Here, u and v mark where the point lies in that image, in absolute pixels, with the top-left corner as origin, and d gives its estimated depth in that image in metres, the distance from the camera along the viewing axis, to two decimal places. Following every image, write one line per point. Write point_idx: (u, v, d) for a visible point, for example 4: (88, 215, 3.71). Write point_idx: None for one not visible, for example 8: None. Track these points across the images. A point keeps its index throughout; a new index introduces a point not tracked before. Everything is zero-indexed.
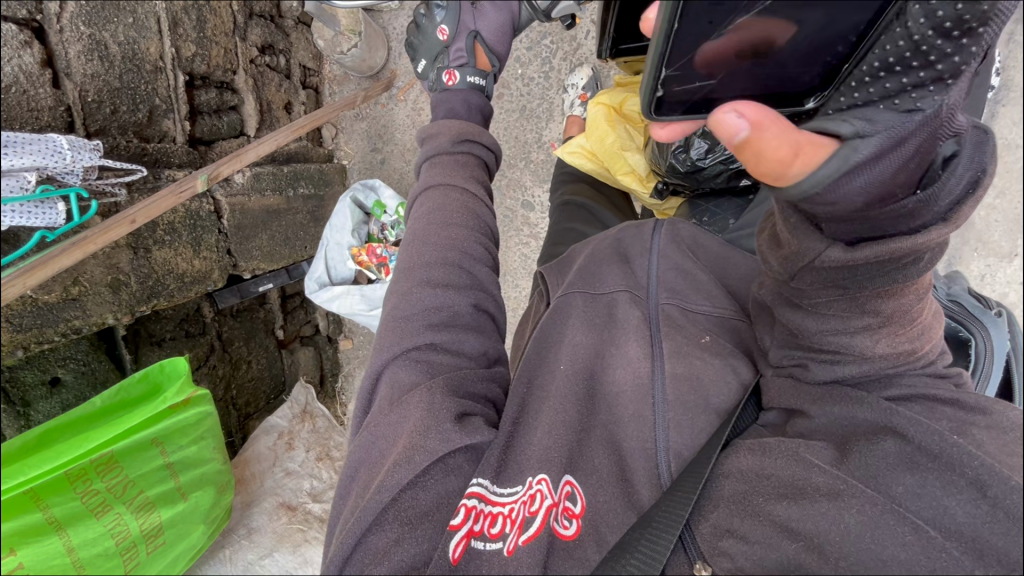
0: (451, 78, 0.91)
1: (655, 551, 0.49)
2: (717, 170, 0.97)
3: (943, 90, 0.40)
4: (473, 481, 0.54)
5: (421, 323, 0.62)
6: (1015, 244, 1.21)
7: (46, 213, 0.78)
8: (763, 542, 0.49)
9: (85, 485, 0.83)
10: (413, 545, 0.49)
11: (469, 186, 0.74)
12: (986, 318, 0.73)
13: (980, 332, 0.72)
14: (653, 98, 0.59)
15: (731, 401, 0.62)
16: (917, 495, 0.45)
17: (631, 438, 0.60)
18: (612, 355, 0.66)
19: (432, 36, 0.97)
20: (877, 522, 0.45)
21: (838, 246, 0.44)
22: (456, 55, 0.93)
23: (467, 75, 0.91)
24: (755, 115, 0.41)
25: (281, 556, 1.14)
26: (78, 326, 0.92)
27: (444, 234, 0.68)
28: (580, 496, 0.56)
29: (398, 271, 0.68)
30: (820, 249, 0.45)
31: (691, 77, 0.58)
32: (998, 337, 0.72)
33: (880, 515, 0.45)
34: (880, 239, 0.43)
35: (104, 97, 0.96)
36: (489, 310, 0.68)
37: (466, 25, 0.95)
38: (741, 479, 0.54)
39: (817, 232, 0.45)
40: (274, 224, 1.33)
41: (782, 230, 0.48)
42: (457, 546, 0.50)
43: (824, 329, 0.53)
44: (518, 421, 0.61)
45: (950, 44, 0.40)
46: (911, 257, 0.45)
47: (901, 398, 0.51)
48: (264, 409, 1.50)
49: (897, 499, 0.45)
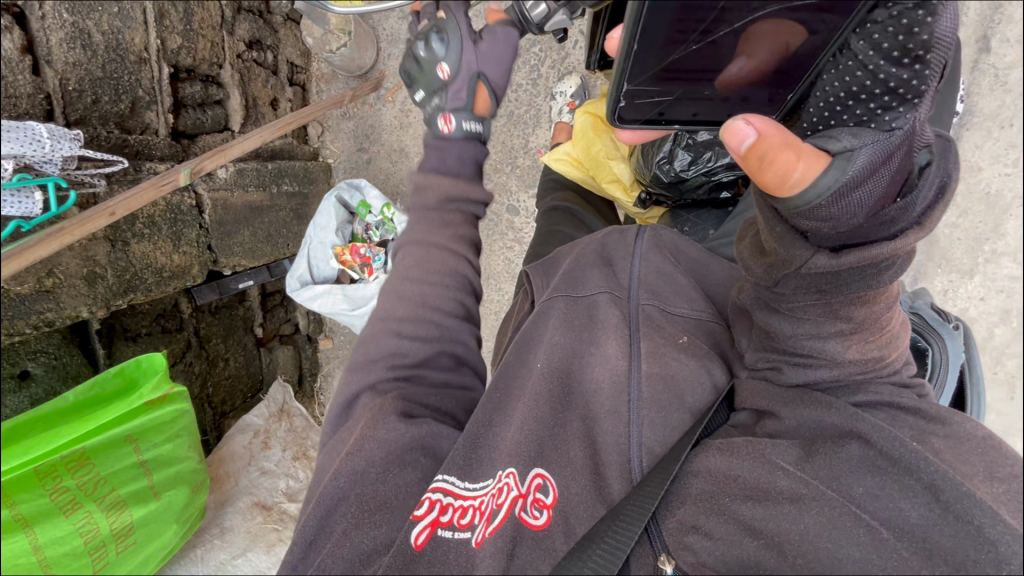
0: (447, 122, 0.73)
1: (620, 542, 0.50)
2: (700, 181, 0.99)
3: (911, 108, 0.47)
4: (439, 477, 0.59)
5: (385, 366, 0.68)
6: (976, 261, 1.30)
7: (22, 202, 0.75)
8: (726, 539, 0.51)
9: (54, 483, 0.80)
10: (370, 530, 0.57)
11: (455, 231, 0.72)
12: (943, 330, 0.76)
13: (935, 341, 0.75)
14: (617, 109, 0.68)
15: (704, 402, 0.64)
16: (875, 496, 0.47)
17: (607, 433, 0.62)
18: (592, 355, 0.68)
19: (427, 66, 0.73)
20: (835, 522, 0.48)
21: (823, 254, 0.49)
22: (454, 91, 0.72)
23: (462, 122, 0.73)
24: (765, 127, 0.46)
25: (255, 556, 1.14)
26: (50, 319, 0.89)
27: (444, 300, 0.70)
28: (553, 488, 0.59)
29: (376, 325, 0.70)
30: (807, 256, 0.49)
31: (650, 91, 0.67)
32: (953, 347, 0.74)
33: (837, 516, 0.48)
34: (861, 246, 0.48)
35: (86, 86, 0.94)
36: (457, 354, 0.71)
37: (459, 99, 0.73)
38: (710, 479, 0.56)
39: (804, 239, 0.49)
40: (256, 221, 1.32)
41: (768, 238, 0.52)
42: (421, 534, 0.56)
43: (800, 333, 0.56)
44: (492, 421, 0.64)
45: (906, 71, 0.47)
46: (885, 264, 0.49)
47: (868, 404, 0.54)
48: (239, 407, 1.47)
49: (855, 500, 0.48)
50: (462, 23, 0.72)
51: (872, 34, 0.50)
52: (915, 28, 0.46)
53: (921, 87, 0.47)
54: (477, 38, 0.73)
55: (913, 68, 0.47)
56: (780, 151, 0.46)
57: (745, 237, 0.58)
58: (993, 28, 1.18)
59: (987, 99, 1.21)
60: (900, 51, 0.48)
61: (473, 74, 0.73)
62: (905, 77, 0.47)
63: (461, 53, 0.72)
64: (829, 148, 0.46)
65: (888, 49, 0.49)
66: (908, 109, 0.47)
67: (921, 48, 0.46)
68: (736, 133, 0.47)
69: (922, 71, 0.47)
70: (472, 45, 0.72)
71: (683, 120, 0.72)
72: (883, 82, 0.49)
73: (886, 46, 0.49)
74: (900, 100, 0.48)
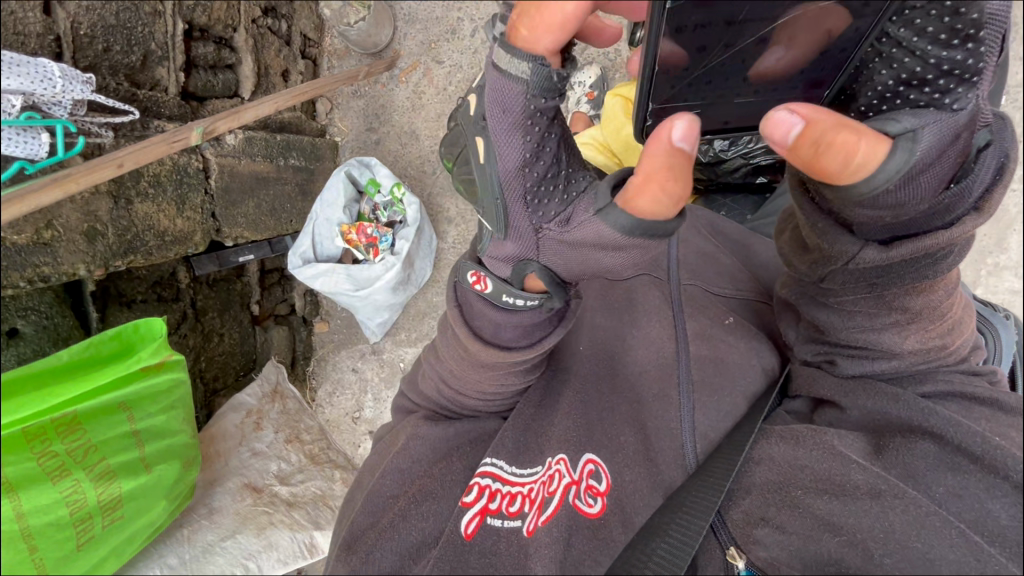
0: (479, 280, 0.63)
1: (687, 536, 0.53)
2: (736, 164, 0.98)
3: (971, 88, 0.45)
4: (487, 463, 0.66)
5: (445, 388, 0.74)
6: (979, 273, 1.32)
7: (29, 143, 0.71)
8: (801, 533, 0.53)
9: (42, 446, 0.74)
10: (420, 521, 0.65)
11: (473, 347, 0.66)
12: (996, 319, 0.76)
13: (989, 331, 0.74)
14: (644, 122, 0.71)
15: (759, 389, 0.66)
16: (960, 496, 0.47)
17: (656, 417, 0.66)
18: (634, 336, 0.73)
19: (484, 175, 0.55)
20: (922, 523, 0.47)
21: (873, 247, 0.49)
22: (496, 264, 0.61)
23: (502, 292, 0.61)
24: (811, 112, 0.44)
25: (244, 538, 1.07)
26: (46, 274, 0.83)
27: (495, 386, 0.71)
28: (605, 474, 0.63)
29: (434, 389, 0.76)
30: (854, 251, 0.50)
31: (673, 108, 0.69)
32: (1007, 336, 0.75)
33: (924, 516, 0.47)
34: (913, 237, 0.48)
35: (97, 33, 0.88)
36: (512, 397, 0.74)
37: (505, 258, 0.60)
38: (773, 469, 0.58)
39: (851, 234, 0.50)
40: (261, 192, 1.27)
41: (809, 233, 0.53)
42: (471, 523, 0.62)
43: (851, 326, 0.57)
44: (541, 405, 0.72)
45: (958, 52, 0.45)
46: (943, 253, 0.50)
47: (936, 394, 0.55)
48: (231, 386, 1.40)
49: (940, 502, 0.48)
50: (511, 151, 0.51)
51: (913, 21, 0.49)
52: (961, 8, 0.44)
53: (978, 65, 0.45)
54: (530, 132, 0.50)
55: (967, 47, 0.45)
56: (841, 132, 0.43)
57: (785, 230, 0.61)
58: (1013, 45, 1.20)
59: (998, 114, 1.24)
60: (948, 33, 0.46)
61: (525, 258, 0.59)
62: (959, 57, 0.45)
63: (506, 178, 0.53)
64: (887, 130, 0.44)
65: (934, 32, 0.47)
66: (966, 89, 0.45)
67: (972, 27, 0.44)
68: (780, 124, 0.45)
69: (977, 49, 0.45)
70: (522, 174, 0.52)
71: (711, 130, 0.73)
72: (935, 67, 0.47)
73: (931, 30, 0.47)
74: (957, 81, 0.46)
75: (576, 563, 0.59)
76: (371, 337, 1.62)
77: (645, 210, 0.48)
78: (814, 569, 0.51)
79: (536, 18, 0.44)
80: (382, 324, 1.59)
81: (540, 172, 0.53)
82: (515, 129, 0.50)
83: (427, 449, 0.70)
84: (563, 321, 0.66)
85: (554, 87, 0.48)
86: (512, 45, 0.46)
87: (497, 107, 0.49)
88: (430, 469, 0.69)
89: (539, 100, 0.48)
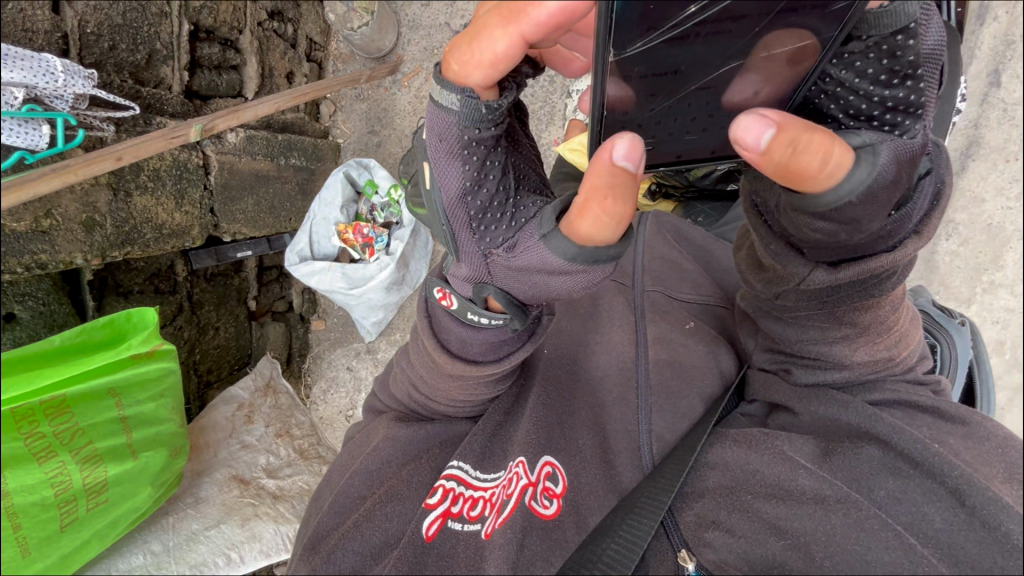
0: (445, 297, 0.64)
1: (635, 536, 0.56)
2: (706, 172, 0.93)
3: (914, 120, 0.49)
4: (453, 465, 0.68)
5: (411, 392, 0.76)
6: (974, 291, 1.31)
7: (29, 134, 0.74)
8: (749, 536, 0.56)
9: (31, 428, 0.76)
10: (384, 522, 0.65)
11: (441, 359, 0.67)
12: (951, 327, 0.84)
13: (944, 339, 0.82)
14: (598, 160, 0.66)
15: (715, 391, 0.73)
16: (899, 500, 0.51)
17: (616, 422, 0.71)
18: (598, 342, 0.79)
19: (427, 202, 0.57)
20: (863, 526, 0.51)
21: (822, 269, 0.52)
22: (461, 283, 0.62)
23: (466, 309, 0.63)
24: (783, 115, 0.42)
25: (228, 528, 1.09)
26: (44, 261, 0.86)
27: (464, 395, 0.72)
28: (561, 477, 0.66)
29: (404, 393, 0.78)
30: (805, 272, 0.52)
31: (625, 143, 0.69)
32: (962, 343, 0.82)
33: (865, 519, 0.51)
34: (859, 259, 0.50)
35: (104, 32, 0.92)
36: (483, 406, 0.76)
37: (464, 279, 0.61)
38: (727, 474, 0.62)
39: (801, 256, 0.52)
40: (260, 189, 1.30)
41: (766, 255, 0.55)
42: (432, 525, 0.64)
43: (805, 338, 0.61)
44: (510, 412, 0.75)
45: (899, 89, 0.48)
46: (885, 274, 0.52)
47: (884, 402, 0.59)
48: (225, 379, 1.43)
49: (879, 504, 0.52)
50: (451, 178, 0.53)
51: (853, 63, 0.50)
52: (897, 52, 0.46)
53: (919, 100, 0.48)
54: (468, 161, 0.52)
55: (906, 86, 0.48)
56: (817, 138, 0.42)
57: (743, 248, 0.64)
58: (1008, 63, 1.20)
59: (995, 131, 1.23)
60: (887, 74, 0.48)
61: (482, 281, 0.60)
62: (900, 95, 0.48)
63: (448, 205, 0.54)
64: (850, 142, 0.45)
65: (874, 74, 0.49)
66: (913, 122, 0.49)
67: (910, 68, 0.47)
68: (749, 131, 0.43)
69: (917, 86, 0.47)
70: (463, 202, 0.54)
71: (666, 163, 0.69)
72: (879, 104, 0.50)
73: (870, 71, 0.49)
74: (902, 115, 0.49)
75: (528, 564, 0.60)
76: (366, 336, 1.64)
77: (589, 234, 0.50)
78: (759, 570, 0.54)
79: (469, 54, 0.46)
80: (377, 324, 1.61)
81: (483, 200, 0.54)
82: (453, 157, 0.52)
83: (398, 450, 0.72)
84: (532, 338, 0.67)
85: (485, 118, 0.50)
86: (444, 79, 0.48)
87: (435, 136, 0.51)
88: (400, 471, 0.70)
89: (472, 131, 0.50)
